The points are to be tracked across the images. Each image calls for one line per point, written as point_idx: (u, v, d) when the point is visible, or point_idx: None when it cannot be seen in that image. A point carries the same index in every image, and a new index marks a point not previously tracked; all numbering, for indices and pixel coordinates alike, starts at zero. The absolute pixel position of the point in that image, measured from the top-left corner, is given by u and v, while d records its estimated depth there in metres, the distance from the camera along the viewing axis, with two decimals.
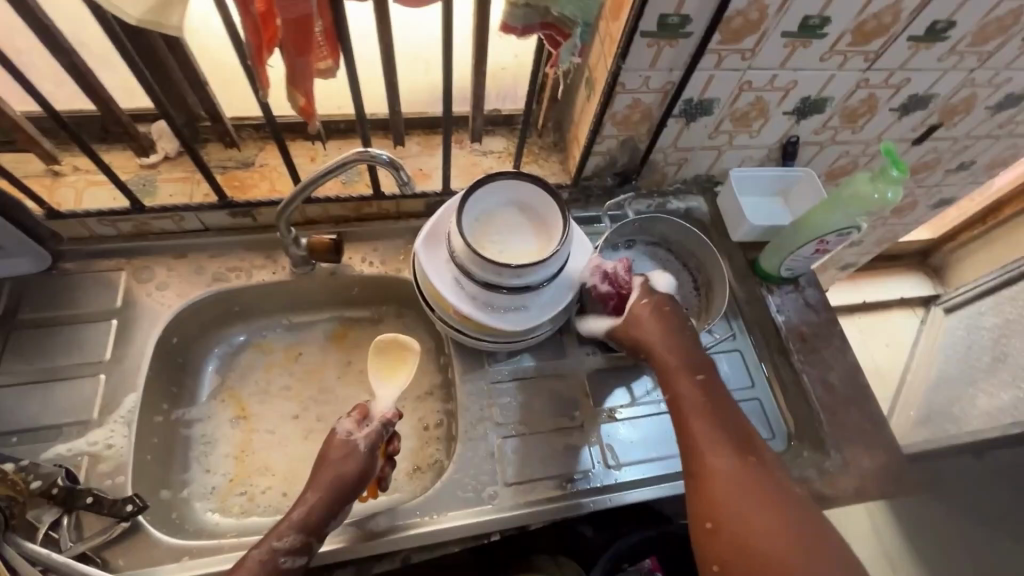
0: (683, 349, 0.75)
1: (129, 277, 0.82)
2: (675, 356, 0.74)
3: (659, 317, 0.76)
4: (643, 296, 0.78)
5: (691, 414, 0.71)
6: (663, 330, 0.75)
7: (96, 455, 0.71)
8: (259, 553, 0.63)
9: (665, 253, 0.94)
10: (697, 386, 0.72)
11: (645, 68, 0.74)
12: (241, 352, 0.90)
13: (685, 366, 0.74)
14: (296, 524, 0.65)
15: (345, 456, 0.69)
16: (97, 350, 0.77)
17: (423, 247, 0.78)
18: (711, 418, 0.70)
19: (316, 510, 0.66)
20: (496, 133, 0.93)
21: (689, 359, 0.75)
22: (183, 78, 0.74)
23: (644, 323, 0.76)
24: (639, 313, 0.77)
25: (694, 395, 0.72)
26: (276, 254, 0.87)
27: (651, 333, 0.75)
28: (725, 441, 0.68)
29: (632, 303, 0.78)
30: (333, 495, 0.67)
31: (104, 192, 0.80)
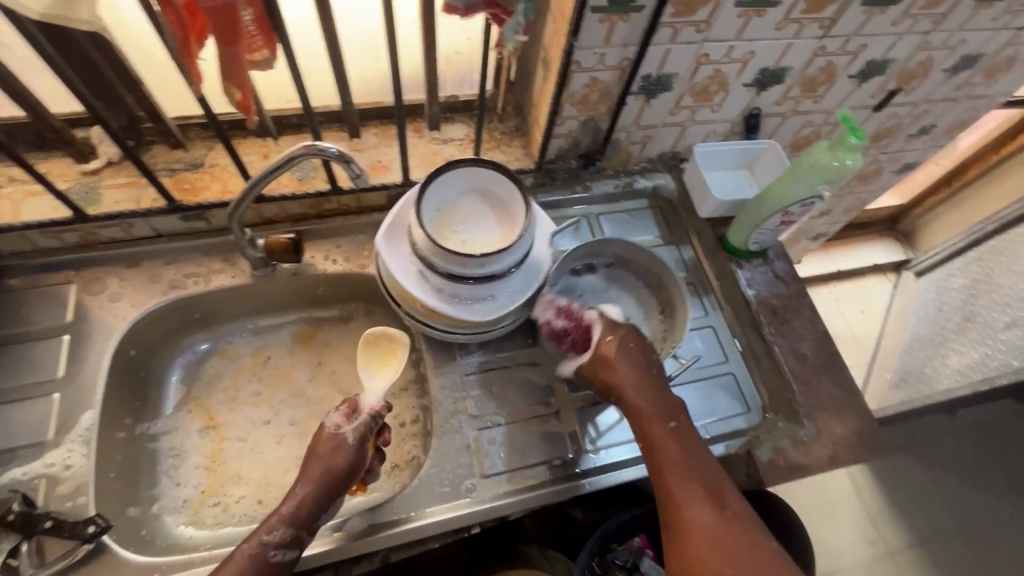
0: (655, 390, 0.73)
1: (79, 290, 0.78)
2: (648, 400, 0.72)
3: (627, 356, 0.73)
4: (606, 332, 0.76)
5: (668, 464, 0.69)
6: (634, 372, 0.73)
7: (54, 477, 0.68)
8: (248, 546, 0.62)
9: (626, 272, 0.87)
10: (671, 430, 0.71)
11: (599, 46, 0.72)
12: (206, 360, 0.88)
13: (658, 410, 0.71)
14: (286, 518, 0.63)
15: (336, 449, 0.68)
16: (50, 368, 0.74)
17: (384, 242, 0.76)
18: (688, 467, 0.68)
19: (307, 503, 0.65)
20: (456, 120, 0.91)
21: (661, 400, 0.72)
22: (117, 78, 0.70)
23: (614, 365, 0.73)
24: (606, 351, 0.74)
25: (670, 441, 0.70)
26: (234, 257, 0.84)
27: (621, 375, 0.72)
28: (704, 493, 0.66)
29: (598, 341, 0.75)
30: (323, 487, 0.66)
31: (44, 202, 0.76)
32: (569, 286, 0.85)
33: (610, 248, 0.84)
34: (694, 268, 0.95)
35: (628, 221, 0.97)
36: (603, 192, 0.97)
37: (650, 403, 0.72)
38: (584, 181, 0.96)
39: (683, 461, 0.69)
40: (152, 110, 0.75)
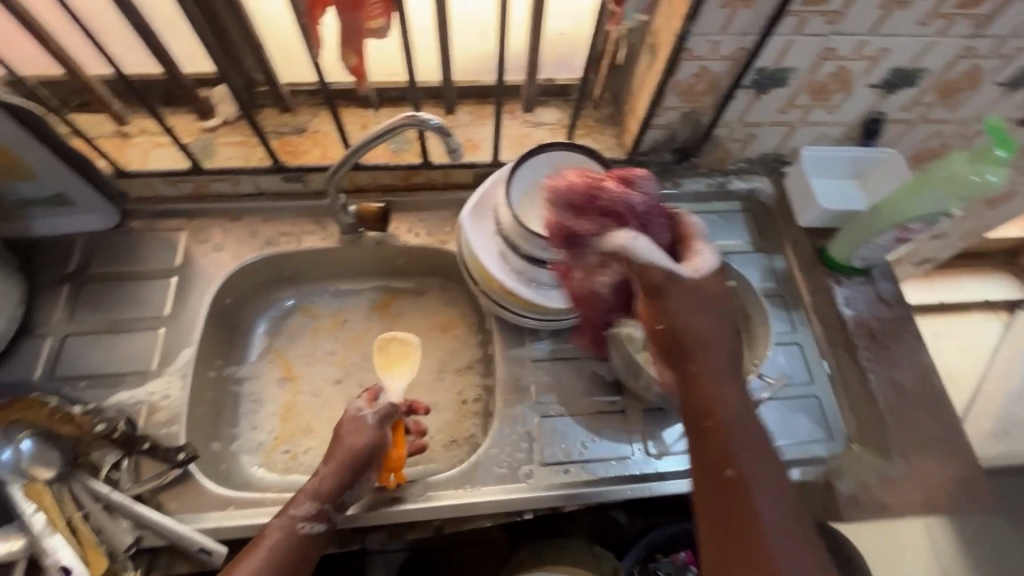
0: (741, 393, 0.57)
1: (188, 238, 0.85)
2: (733, 402, 0.56)
3: (709, 323, 0.57)
4: (717, 275, 0.60)
5: (736, 486, 0.53)
6: (720, 355, 0.58)
7: (153, 405, 0.74)
8: (280, 522, 0.64)
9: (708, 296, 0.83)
10: (753, 446, 0.55)
11: (715, 33, 0.68)
12: (289, 316, 0.92)
13: (743, 418, 0.56)
14: (312, 492, 0.66)
15: (355, 430, 0.70)
16: (159, 305, 0.80)
17: (469, 219, 0.76)
18: (764, 499, 0.53)
19: (330, 479, 0.66)
20: (550, 104, 0.89)
21: (744, 406, 0.57)
22: (243, 41, 0.75)
23: (704, 325, 0.57)
24: (706, 289, 0.58)
25: (736, 455, 0.54)
26: (325, 221, 0.88)
27: (708, 343, 0.57)
28: (780, 536, 0.52)
29: (703, 273, 0.58)
30: (347, 465, 0.67)
31: (167, 153, 0.82)
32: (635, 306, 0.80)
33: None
34: (785, 280, 0.89)
35: (716, 222, 0.92)
36: (694, 191, 0.93)
37: (733, 407, 0.56)
38: (675, 178, 0.92)
39: (761, 490, 0.53)
40: (268, 75, 0.79)
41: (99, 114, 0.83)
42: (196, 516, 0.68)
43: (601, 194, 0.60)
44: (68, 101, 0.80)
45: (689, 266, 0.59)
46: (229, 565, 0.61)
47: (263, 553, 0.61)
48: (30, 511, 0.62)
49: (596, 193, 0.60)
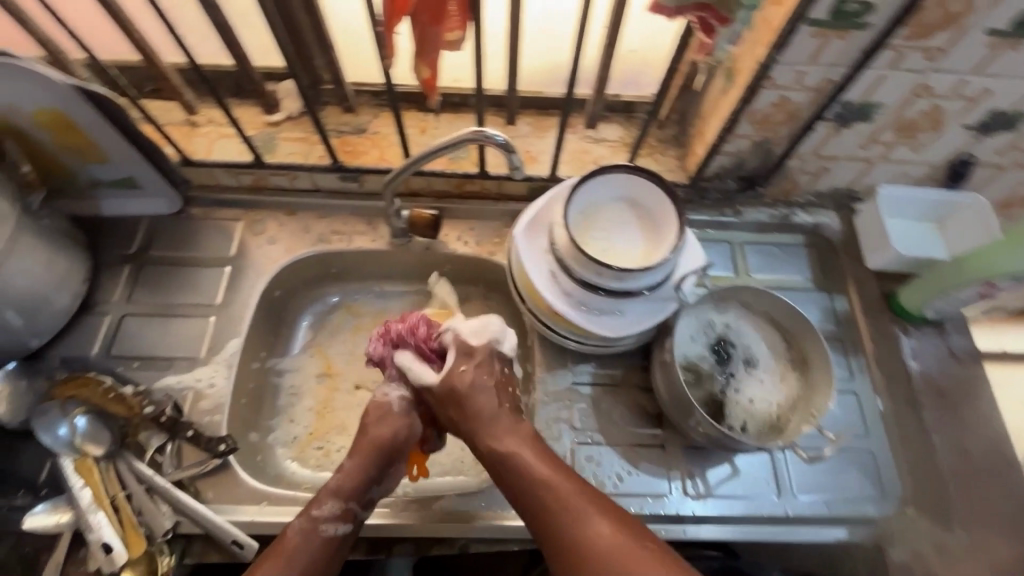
0: (511, 421, 0.66)
1: (244, 229, 0.86)
2: (505, 435, 0.64)
3: (466, 386, 0.67)
4: (461, 360, 0.69)
5: (531, 492, 0.61)
6: (489, 404, 0.66)
7: (199, 392, 0.76)
8: (301, 524, 0.63)
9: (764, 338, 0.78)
10: (530, 459, 0.63)
11: (802, 63, 0.64)
12: (333, 312, 0.93)
13: (512, 446, 0.64)
14: (335, 490, 0.65)
15: (380, 418, 0.70)
16: (211, 293, 0.82)
17: (523, 234, 0.74)
18: (551, 496, 0.60)
19: (355, 475, 0.66)
20: (613, 120, 0.86)
21: (516, 431, 0.65)
22: (314, 41, 0.75)
23: (465, 402, 0.66)
24: (454, 383, 0.67)
25: (519, 466, 0.62)
26: (377, 222, 0.88)
27: (475, 411, 0.66)
28: (582, 520, 0.58)
29: (449, 369, 0.68)
30: (371, 459, 0.67)
31: (232, 144, 0.84)
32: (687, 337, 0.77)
33: (738, 298, 0.78)
34: (845, 323, 0.84)
35: (775, 254, 0.88)
36: (755, 221, 0.88)
37: (500, 443, 0.64)
38: (736, 206, 0.88)
39: (544, 489, 0.60)
40: (334, 74, 0.80)
41: (170, 102, 0.85)
42: (231, 508, 0.69)
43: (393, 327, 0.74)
44: (142, 88, 0.83)
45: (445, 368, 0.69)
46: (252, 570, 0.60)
47: (285, 554, 0.61)
48: (78, 486, 0.65)
49: (391, 328, 0.74)
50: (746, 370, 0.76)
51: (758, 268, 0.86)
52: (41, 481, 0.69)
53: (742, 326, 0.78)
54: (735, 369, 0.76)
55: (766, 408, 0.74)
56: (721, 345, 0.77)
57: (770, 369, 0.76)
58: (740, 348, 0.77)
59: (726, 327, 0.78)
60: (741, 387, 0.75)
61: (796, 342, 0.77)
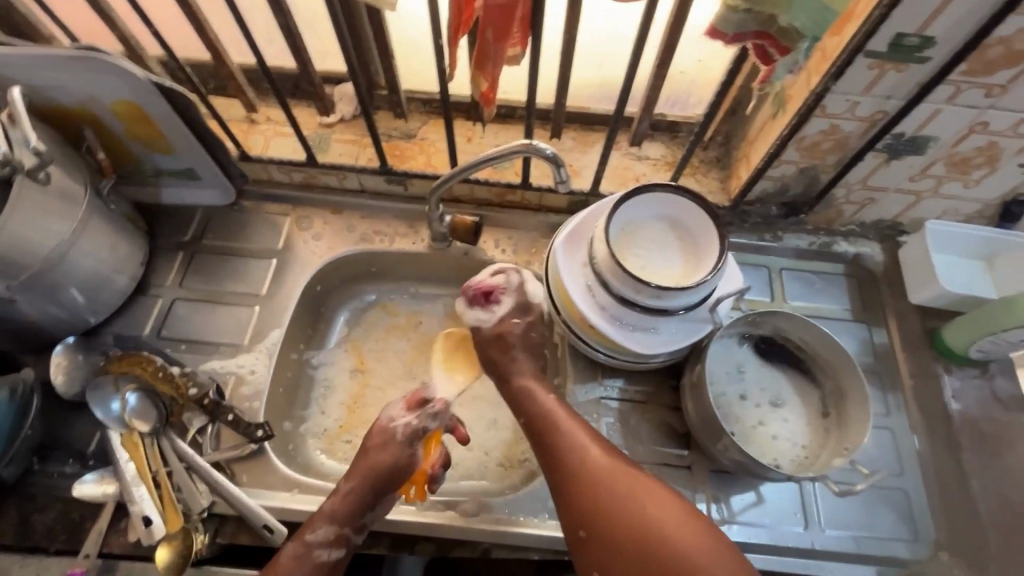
0: (536, 370, 0.76)
1: (292, 224, 0.89)
2: (528, 382, 0.74)
3: (509, 336, 0.77)
4: (514, 314, 0.79)
5: (540, 422, 0.69)
6: (520, 356, 0.76)
7: (241, 378, 0.79)
8: (294, 548, 0.64)
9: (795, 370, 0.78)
10: (548, 401, 0.71)
11: (855, 93, 0.64)
12: (369, 310, 0.95)
13: (534, 389, 0.73)
14: (328, 516, 0.66)
15: (382, 441, 0.72)
16: (257, 284, 0.85)
17: (562, 245, 0.75)
18: (558, 427, 0.68)
19: (349, 501, 0.67)
20: (656, 139, 0.87)
21: (539, 379, 0.75)
22: (372, 50, 0.78)
23: (509, 352, 0.77)
24: (506, 329, 0.78)
25: (533, 400, 0.72)
26: (418, 225, 0.90)
27: (512, 360, 0.76)
28: (578, 441, 0.66)
29: (502, 319, 0.78)
30: (367, 485, 0.68)
31: (288, 143, 0.88)
32: (715, 373, 0.77)
33: (772, 323, 0.77)
34: (883, 357, 0.83)
35: (814, 282, 0.87)
36: (795, 247, 0.88)
37: (524, 386, 0.73)
38: (776, 231, 0.88)
39: (556, 422, 0.68)
40: (390, 81, 0.83)
41: (232, 99, 0.89)
42: (264, 492, 0.72)
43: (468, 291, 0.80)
44: (209, 85, 0.87)
45: (500, 315, 0.78)
46: None
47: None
48: (124, 460, 0.68)
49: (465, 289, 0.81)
50: (769, 418, 0.75)
51: (796, 295, 0.86)
52: (90, 451, 0.72)
53: (765, 367, 0.78)
54: (757, 419, 0.75)
55: (799, 456, 0.73)
56: (738, 396, 0.76)
57: (798, 410, 0.76)
58: (756, 396, 0.76)
59: (742, 374, 0.78)
60: (767, 431, 0.74)
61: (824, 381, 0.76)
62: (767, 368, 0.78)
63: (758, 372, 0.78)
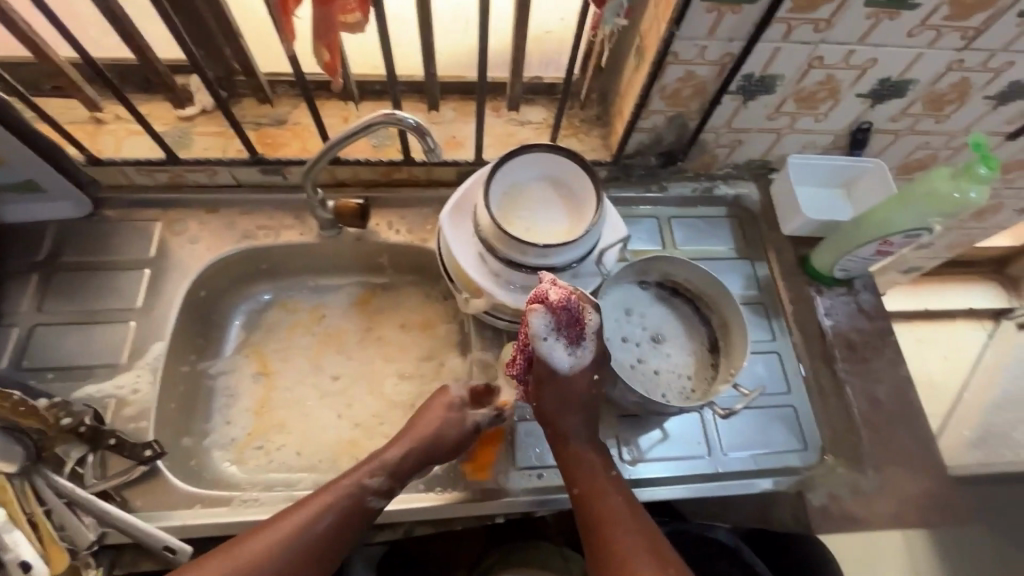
0: (592, 437, 0.72)
1: (163, 229, 0.83)
2: (591, 454, 0.71)
3: (581, 398, 0.70)
4: (594, 367, 0.69)
5: (596, 509, 0.67)
6: (581, 426, 0.71)
7: (122, 399, 0.73)
8: (348, 486, 0.65)
9: (687, 311, 0.82)
10: (607, 482, 0.69)
11: (701, 37, 0.67)
12: (267, 310, 0.91)
13: (597, 466, 0.70)
14: (388, 467, 0.67)
15: (455, 413, 0.72)
16: (130, 297, 0.79)
17: (448, 218, 0.74)
18: (617, 525, 0.66)
19: (407, 463, 0.68)
20: (536, 102, 0.88)
21: (602, 462, 0.70)
22: (220, 33, 0.73)
23: (573, 414, 0.70)
24: (584, 385, 0.69)
25: (591, 483, 0.69)
26: (305, 216, 0.87)
27: (571, 425, 0.70)
28: (633, 548, 0.64)
29: (584, 369, 0.69)
30: (422, 454, 0.69)
31: (142, 142, 0.81)
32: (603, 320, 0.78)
33: (660, 269, 0.80)
34: (767, 288, 0.88)
35: (700, 227, 0.91)
36: (678, 195, 0.92)
37: (585, 459, 0.70)
38: (660, 181, 0.91)
39: (615, 511, 0.67)
40: (247, 64, 0.78)
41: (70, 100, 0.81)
42: (164, 513, 0.68)
43: (565, 315, 0.63)
44: (40, 85, 0.78)
45: (582, 364, 0.68)
46: (279, 513, 0.63)
47: (322, 505, 0.64)
48: None
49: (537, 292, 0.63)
50: (648, 356, 0.78)
51: (684, 240, 0.90)
52: None
53: (649, 312, 0.81)
54: (638, 358, 0.77)
55: (676, 387, 0.76)
56: (620, 339, 0.78)
57: (679, 351, 0.79)
58: (639, 338, 0.79)
59: (629, 317, 0.80)
60: (648, 370, 0.77)
61: (710, 314, 0.81)
62: (655, 311, 0.81)
63: (645, 314, 0.80)
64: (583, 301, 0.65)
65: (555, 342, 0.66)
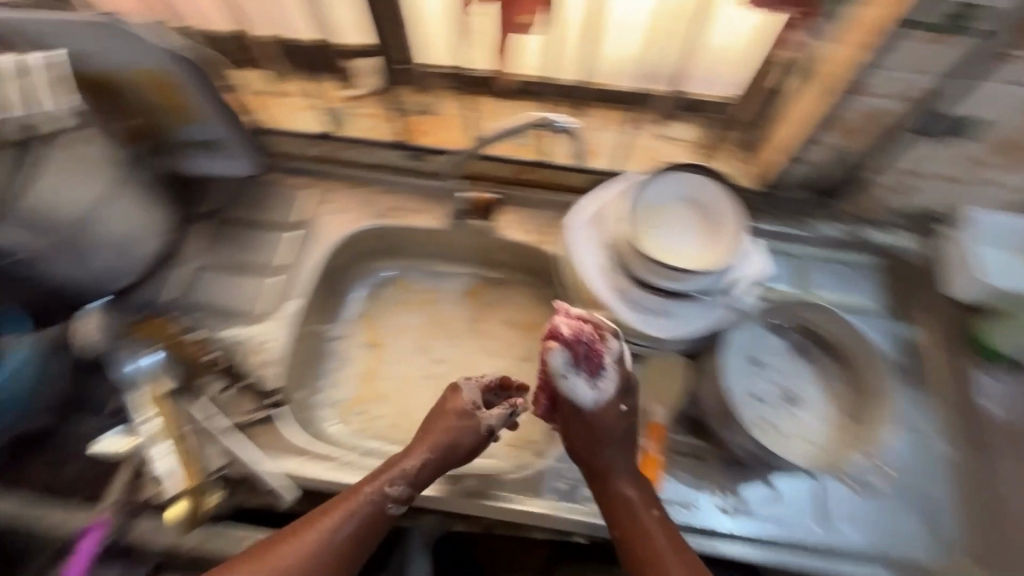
0: (631, 471, 0.69)
1: (312, 197, 0.90)
2: (628, 490, 0.67)
3: (606, 431, 0.69)
4: (619, 398, 0.69)
5: (638, 548, 0.64)
6: (619, 459, 0.69)
7: (259, 345, 0.81)
8: (371, 491, 0.66)
9: (821, 369, 0.75)
10: (651, 521, 0.65)
11: (898, 68, 0.61)
12: (386, 286, 0.96)
13: (634, 501, 0.67)
14: (408, 476, 0.67)
15: (467, 418, 0.72)
16: (277, 255, 0.87)
17: (581, 226, 0.74)
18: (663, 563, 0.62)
19: (424, 470, 0.68)
20: (683, 119, 0.85)
21: (644, 496, 0.68)
22: (392, 24, 0.76)
23: (607, 449, 0.69)
24: (610, 416, 0.68)
25: (633, 521, 0.65)
26: (437, 203, 0.90)
27: (608, 459, 0.69)
28: None
29: (607, 402, 0.68)
30: (439, 456, 0.69)
31: (313, 116, 0.89)
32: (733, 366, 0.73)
33: (796, 314, 0.75)
34: (914, 355, 0.79)
35: (843, 274, 0.83)
36: (828, 237, 0.83)
37: (621, 495, 0.67)
38: (804, 218, 0.83)
39: (659, 549, 0.63)
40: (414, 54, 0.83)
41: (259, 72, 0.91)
42: (279, 456, 0.74)
43: (578, 345, 0.64)
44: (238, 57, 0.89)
45: (605, 397, 0.67)
46: (331, 501, 0.66)
47: (346, 512, 0.64)
48: (144, 418, 0.69)
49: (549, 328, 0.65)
50: (779, 417, 0.72)
51: (823, 286, 0.82)
52: (114, 407, 0.75)
53: (779, 365, 0.76)
54: (765, 415, 0.72)
55: (811, 455, 0.70)
56: (749, 395, 0.73)
57: (809, 413, 0.73)
58: (769, 395, 0.73)
59: (760, 370, 0.75)
60: (774, 429, 0.71)
61: (851, 377, 0.73)
62: (789, 367, 0.76)
63: (777, 370, 0.75)
64: (596, 332, 0.65)
65: (571, 378, 0.66)
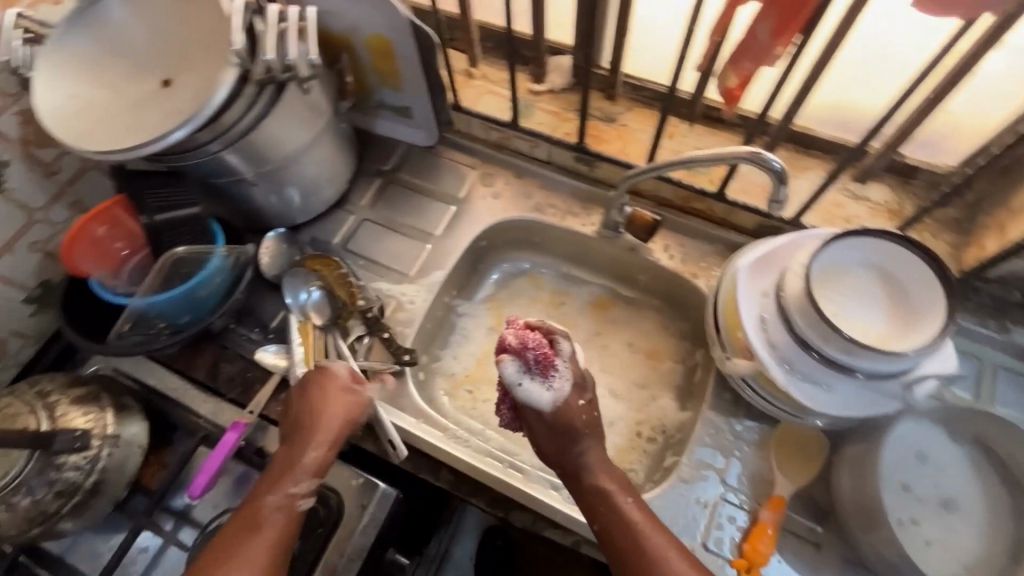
0: (605, 463, 0.65)
1: (476, 177, 0.94)
2: (604, 481, 0.63)
3: (566, 432, 0.65)
4: (576, 394, 0.67)
5: (618, 533, 0.59)
6: (592, 448, 0.65)
7: (401, 304, 0.86)
8: (275, 499, 0.62)
9: (998, 488, 0.66)
10: (626, 505, 0.61)
11: None
12: (519, 277, 0.98)
13: (613, 491, 0.62)
14: (308, 470, 0.65)
15: (346, 393, 0.70)
16: (433, 224, 0.91)
17: (748, 267, 0.70)
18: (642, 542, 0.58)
19: (317, 460, 0.66)
20: (885, 181, 0.78)
21: (619, 481, 0.63)
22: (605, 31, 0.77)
23: (573, 447, 0.65)
24: (575, 415, 0.65)
25: (610, 511, 0.61)
26: (593, 210, 0.90)
27: (580, 457, 0.65)
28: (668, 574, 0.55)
29: (567, 401, 0.66)
30: (334, 437, 0.67)
31: (496, 102, 0.92)
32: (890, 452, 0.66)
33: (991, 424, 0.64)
34: None
35: None
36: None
37: (599, 486, 0.62)
38: (1006, 320, 0.73)
39: (636, 531, 0.58)
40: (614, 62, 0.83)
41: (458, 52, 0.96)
42: (398, 413, 0.78)
43: (527, 350, 0.64)
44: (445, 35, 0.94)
45: (564, 397, 0.65)
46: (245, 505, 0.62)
47: (255, 530, 0.60)
48: (296, 342, 0.77)
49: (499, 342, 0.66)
50: (928, 519, 0.65)
51: (1010, 403, 0.71)
52: (273, 325, 0.84)
53: (946, 467, 0.67)
54: (912, 515, 0.64)
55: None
56: (901, 484, 0.65)
57: (970, 530, 0.64)
58: (922, 492, 0.66)
59: (921, 466, 0.67)
60: (919, 537, 0.63)
61: None
62: (957, 472, 0.67)
63: (943, 471, 0.67)
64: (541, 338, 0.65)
65: (521, 382, 0.65)
